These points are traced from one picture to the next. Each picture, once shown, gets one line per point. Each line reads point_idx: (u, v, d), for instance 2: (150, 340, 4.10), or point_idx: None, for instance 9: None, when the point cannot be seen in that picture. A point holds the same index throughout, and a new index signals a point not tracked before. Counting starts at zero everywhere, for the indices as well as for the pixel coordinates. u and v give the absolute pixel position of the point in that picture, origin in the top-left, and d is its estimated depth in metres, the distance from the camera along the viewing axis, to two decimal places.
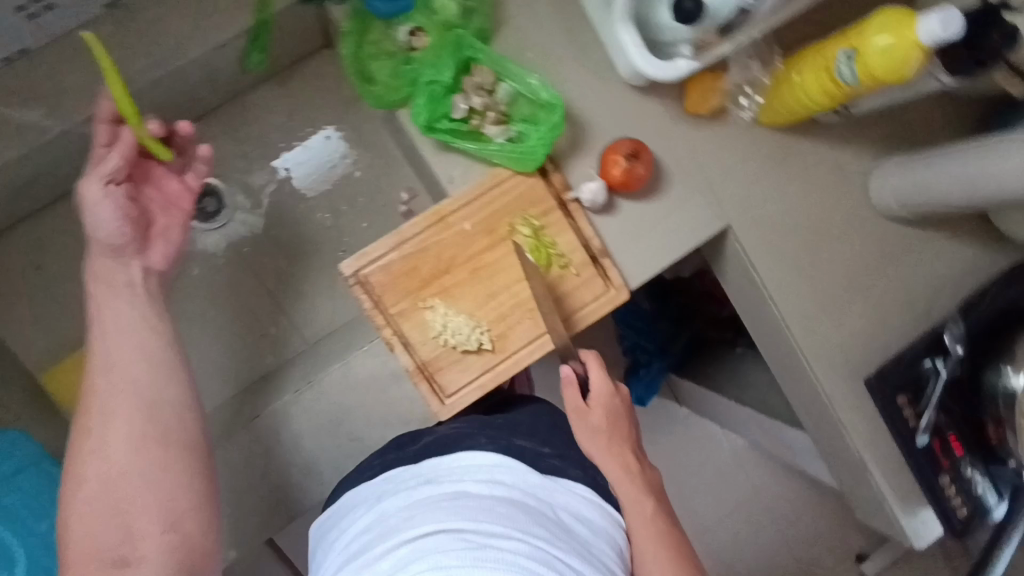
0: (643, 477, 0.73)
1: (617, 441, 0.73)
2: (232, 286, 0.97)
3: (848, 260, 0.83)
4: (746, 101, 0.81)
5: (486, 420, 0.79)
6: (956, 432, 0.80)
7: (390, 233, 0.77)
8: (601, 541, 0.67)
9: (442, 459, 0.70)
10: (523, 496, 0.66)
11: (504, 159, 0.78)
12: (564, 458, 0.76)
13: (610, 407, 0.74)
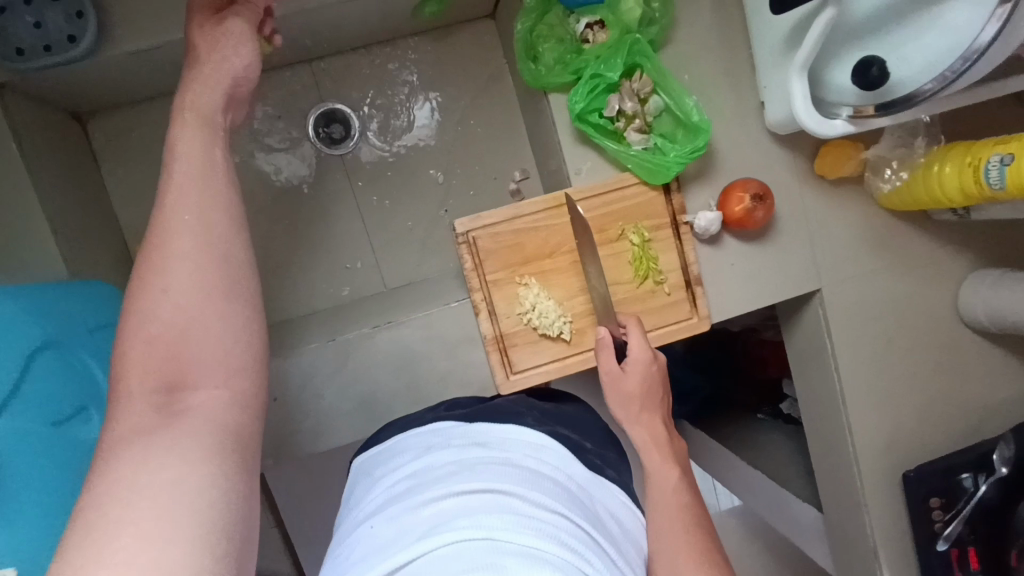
0: (671, 448, 0.74)
1: (650, 408, 0.76)
2: (332, 211, 0.97)
3: (919, 356, 0.93)
4: (890, 175, 0.84)
5: (537, 405, 0.80)
6: (977, 548, 0.91)
7: (508, 205, 0.80)
8: (631, 542, 0.63)
9: (491, 427, 0.70)
10: (565, 479, 0.65)
11: (638, 167, 0.80)
12: (605, 459, 0.75)
13: (646, 374, 0.76)
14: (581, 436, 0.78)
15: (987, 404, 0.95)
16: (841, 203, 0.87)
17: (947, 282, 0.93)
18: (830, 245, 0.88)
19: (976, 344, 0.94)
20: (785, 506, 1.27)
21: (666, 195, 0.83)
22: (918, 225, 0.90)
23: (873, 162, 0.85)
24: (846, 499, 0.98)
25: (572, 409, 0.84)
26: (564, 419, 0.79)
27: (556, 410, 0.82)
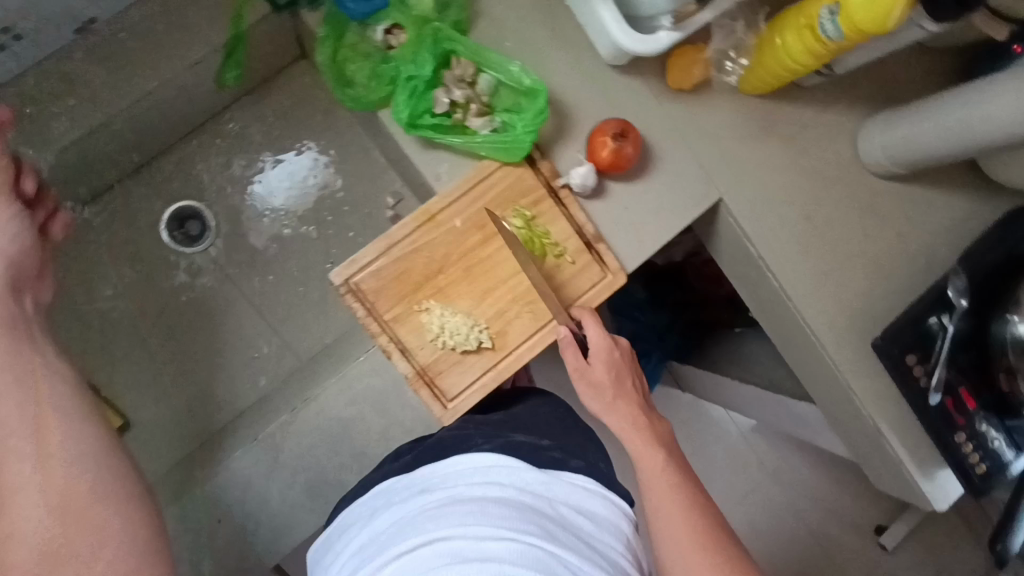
0: (654, 431, 0.74)
1: (624, 395, 0.75)
2: None
3: (844, 224, 0.91)
4: (731, 65, 0.84)
5: (482, 421, 0.76)
6: (966, 385, 0.89)
7: (379, 237, 0.75)
8: (606, 536, 0.63)
9: (434, 467, 0.66)
10: (520, 494, 0.62)
11: (492, 151, 0.75)
12: (565, 450, 0.72)
13: (610, 359, 0.74)
14: (536, 436, 0.74)
15: (927, 242, 0.93)
16: (706, 108, 0.85)
17: (841, 142, 0.90)
18: (712, 152, 0.86)
19: (894, 189, 0.92)
20: (785, 408, 1.25)
21: (532, 167, 0.79)
22: (791, 99, 0.88)
23: (714, 58, 0.83)
24: (828, 386, 0.96)
25: (522, 413, 0.81)
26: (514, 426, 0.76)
27: (504, 418, 0.78)
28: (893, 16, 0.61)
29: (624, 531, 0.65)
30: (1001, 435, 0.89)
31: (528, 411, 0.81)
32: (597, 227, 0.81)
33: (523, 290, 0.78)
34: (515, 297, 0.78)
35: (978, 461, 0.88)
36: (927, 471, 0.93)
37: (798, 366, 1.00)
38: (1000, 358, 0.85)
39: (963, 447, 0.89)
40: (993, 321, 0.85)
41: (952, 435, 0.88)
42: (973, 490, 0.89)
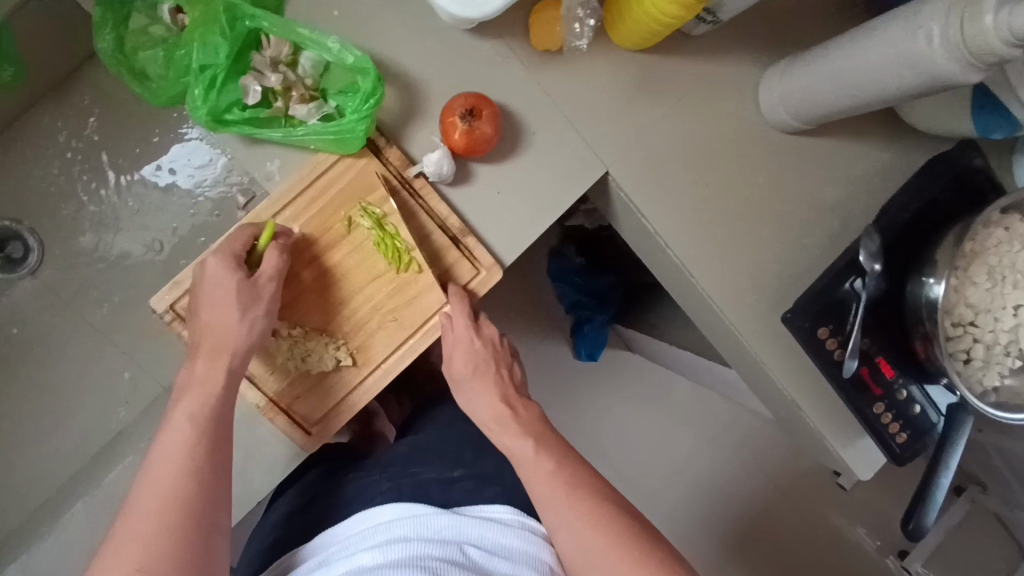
0: (519, 418, 0.67)
1: (487, 381, 0.71)
2: (67, 336, 0.82)
3: (751, 187, 0.82)
4: (580, 28, 0.70)
5: (387, 460, 0.68)
6: (884, 353, 0.83)
7: (204, 253, 0.66)
8: (526, 571, 0.55)
9: (330, 533, 0.57)
10: (425, 546, 0.53)
11: (321, 143, 0.65)
12: (481, 478, 0.65)
13: (468, 351, 0.70)
14: (446, 467, 0.66)
15: (840, 199, 0.85)
16: (583, 70, 0.75)
17: (741, 95, 0.80)
18: (594, 120, 0.76)
19: (803, 143, 0.83)
20: (718, 376, 1.19)
21: (379, 157, 0.69)
22: (678, 50, 0.78)
23: (565, 17, 0.69)
24: (746, 362, 0.89)
25: (432, 437, 0.73)
26: (415, 457, 0.68)
27: (408, 449, 0.70)
28: None
29: (548, 564, 0.57)
30: (920, 400, 0.84)
31: (436, 436, 0.73)
32: (463, 218, 0.72)
33: (383, 297, 0.69)
34: (375, 306, 0.69)
35: (899, 432, 0.83)
36: (848, 442, 0.88)
37: (717, 340, 0.93)
38: (916, 322, 0.79)
39: (884, 420, 0.83)
40: (909, 282, 0.79)
41: (871, 406, 0.83)
42: (896, 461, 0.84)
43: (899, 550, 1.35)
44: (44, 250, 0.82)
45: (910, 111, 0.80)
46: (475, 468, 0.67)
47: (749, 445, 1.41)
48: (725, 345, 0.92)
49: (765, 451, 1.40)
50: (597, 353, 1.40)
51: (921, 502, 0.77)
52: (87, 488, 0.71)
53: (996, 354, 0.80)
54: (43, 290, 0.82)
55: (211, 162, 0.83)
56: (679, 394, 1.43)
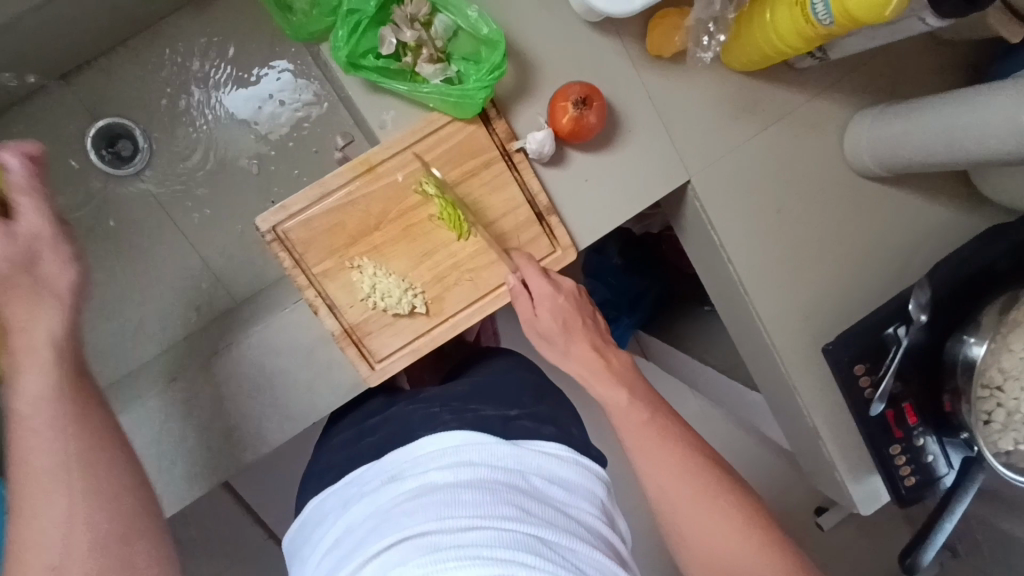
0: (611, 366, 0.72)
1: (576, 334, 0.72)
2: (152, 237, 0.87)
3: (819, 221, 0.86)
4: (708, 41, 0.74)
5: (449, 395, 0.73)
6: (910, 400, 0.87)
7: (313, 184, 0.70)
8: (579, 500, 0.62)
9: (402, 451, 0.63)
10: (492, 471, 0.59)
11: (441, 103, 0.69)
12: (538, 419, 0.69)
13: (555, 308, 0.71)
14: (504, 405, 0.71)
15: (898, 248, 0.89)
16: (689, 81, 0.79)
17: (828, 132, 0.84)
18: (689, 130, 0.80)
19: (876, 189, 0.87)
20: (736, 395, 1.24)
21: (487, 126, 0.73)
22: (778, 79, 0.81)
23: (692, 27, 0.73)
24: (776, 383, 0.94)
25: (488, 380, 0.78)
26: (474, 396, 0.73)
27: (466, 389, 0.75)
28: (890, 5, 0.56)
29: (598, 496, 0.64)
30: (936, 450, 0.89)
31: (491, 378, 0.79)
32: (550, 197, 0.76)
33: (465, 257, 0.74)
34: (456, 263, 0.74)
35: (908, 475, 0.88)
36: (856, 476, 0.93)
37: (752, 358, 0.97)
38: (948, 376, 0.83)
39: (897, 462, 0.87)
40: (950, 338, 0.83)
41: (888, 447, 0.87)
42: (899, 501, 0.88)
43: None
44: (152, 154, 0.86)
45: (983, 180, 0.84)
46: (532, 410, 0.72)
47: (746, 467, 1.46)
48: (758, 364, 0.96)
49: (761, 476, 1.45)
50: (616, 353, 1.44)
51: (947, 513, 0.81)
52: (159, 378, 0.76)
53: (1015, 421, 0.84)
54: (142, 190, 0.87)
55: (316, 103, 0.88)
56: (687, 407, 1.48)
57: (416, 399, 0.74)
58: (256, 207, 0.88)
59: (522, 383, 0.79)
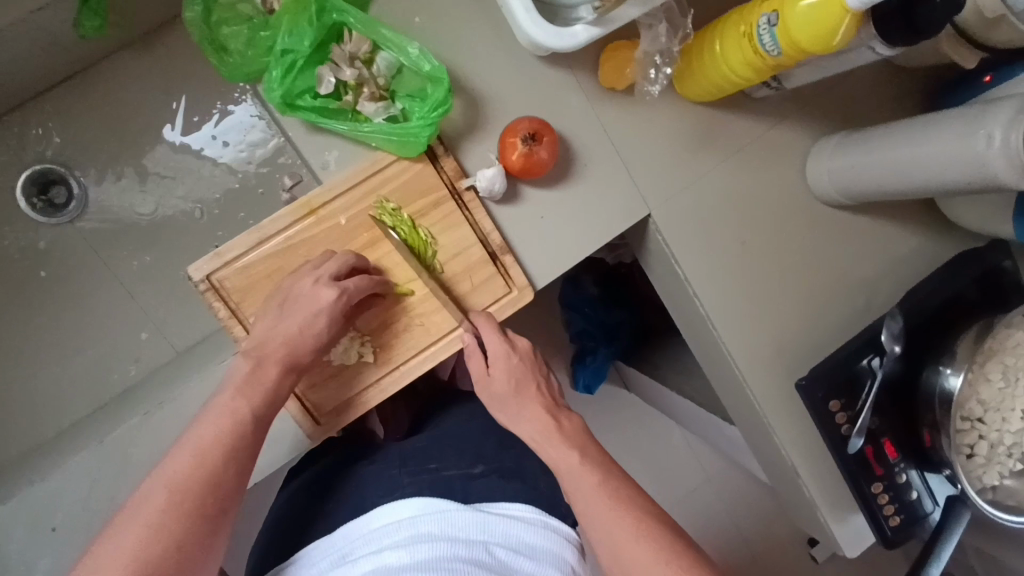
0: (564, 430, 0.64)
1: (527, 394, 0.66)
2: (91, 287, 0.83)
3: (785, 251, 0.84)
4: (656, 75, 0.71)
5: (405, 453, 0.69)
6: (890, 435, 0.84)
7: (251, 228, 0.67)
8: (549, 571, 0.57)
9: (356, 524, 0.58)
10: (451, 546, 0.54)
11: (384, 142, 0.66)
12: (502, 474, 0.66)
13: (508, 369, 0.66)
14: (466, 461, 0.68)
15: (868, 277, 0.86)
16: (645, 114, 0.77)
17: (788, 163, 0.83)
18: (647, 163, 0.78)
19: (842, 218, 0.85)
20: (714, 427, 1.20)
21: (436, 165, 0.70)
22: (735, 109, 0.80)
23: (641, 60, 0.71)
24: (751, 419, 0.90)
25: (455, 430, 0.75)
26: (435, 452, 0.69)
27: (428, 440, 0.73)
28: (838, 35, 0.54)
29: (567, 561, 0.59)
30: (919, 486, 0.85)
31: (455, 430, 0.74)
32: (504, 236, 0.73)
33: (414, 302, 0.70)
34: (405, 308, 0.70)
35: (893, 514, 0.84)
36: (841, 517, 0.89)
37: (726, 394, 0.94)
38: (926, 410, 0.80)
39: (881, 501, 0.83)
40: (925, 368, 0.80)
41: (870, 485, 0.83)
42: (885, 543, 0.84)
43: None
44: (88, 202, 0.83)
45: (948, 205, 0.82)
46: (495, 463, 0.68)
47: (731, 498, 1.41)
48: (733, 400, 0.93)
49: (745, 507, 1.41)
50: (595, 385, 1.38)
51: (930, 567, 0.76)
52: (87, 439, 0.70)
53: (998, 454, 0.81)
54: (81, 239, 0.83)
55: (263, 142, 0.85)
56: (669, 440, 1.43)
57: (374, 459, 0.70)
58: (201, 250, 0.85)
59: (491, 429, 0.75)
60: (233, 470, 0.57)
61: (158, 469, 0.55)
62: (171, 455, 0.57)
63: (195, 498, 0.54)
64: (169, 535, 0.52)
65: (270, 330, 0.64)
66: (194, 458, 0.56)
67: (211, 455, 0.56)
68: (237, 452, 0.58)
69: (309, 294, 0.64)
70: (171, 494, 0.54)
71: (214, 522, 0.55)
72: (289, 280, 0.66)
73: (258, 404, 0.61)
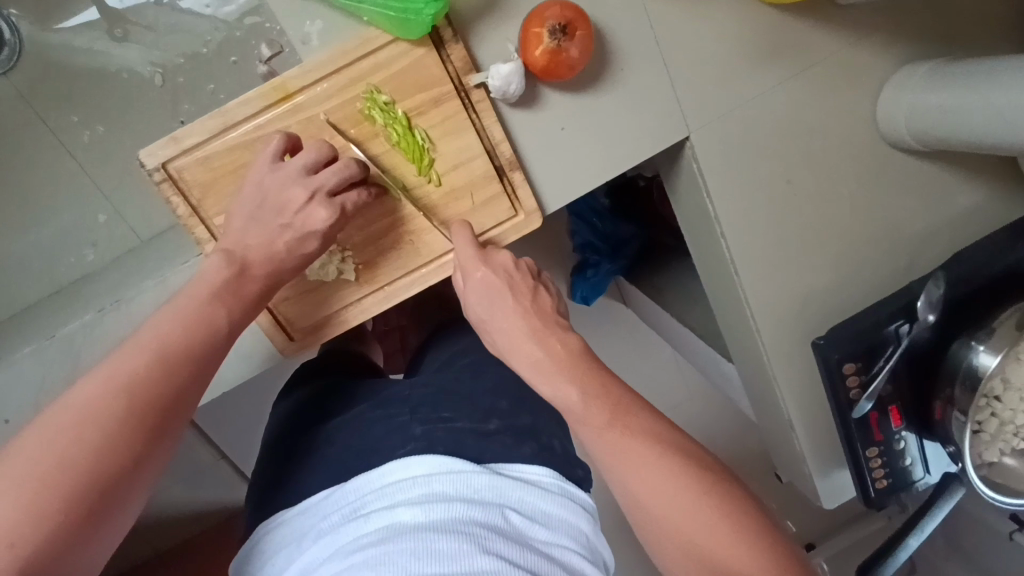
0: (552, 354, 0.56)
1: (509, 318, 0.58)
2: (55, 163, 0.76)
3: (834, 196, 0.73)
4: None
5: (413, 400, 0.67)
6: (898, 402, 0.79)
7: (213, 111, 0.56)
8: (566, 542, 0.55)
9: (366, 478, 0.56)
10: (468, 507, 0.52)
11: (380, 17, 0.53)
12: (518, 432, 0.64)
13: (486, 284, 0.59)
14: (479, 415, 0.66)
15: (919, 232, 0.77)
16: (702, 12, 0.63)
17: (859, 90, 0.70)
18: (696, 75, 0.65)
19: (904, 164, 0.74)
20: (711, 361, 1.15)
21: (441, 53, 0.57)
22: (810, 15, 0.66)
23: None
24: (756, 369, 0.85)
25: (461, 384, 0.72)
26: (446, 401, 0.67)
27: (436, 388, 0.70)
28: None
29: (582, 532, 0.57)
30: (915, 454, 0.83)
31: (464, 381, 0.72)
32: (516, 149, 0.63)
33: (402, 216, 0.62)
34: (393, 224, 0.62)
35: (881, 477, 0.81)
36: (825, 471, 0.88)
37: (733, 340, 0.88)
38: (945, 383, 0.74)
39: (872, 466, 0.81)
40: (956, 341, 0.73)
41: (867, 449, 0.80)
42: (866, 502, 0.83)
43: (807, 545, 1.41)
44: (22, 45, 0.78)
45: None
46: (510, 420, 0.67)
47: (712, 418, 1.42)
48: (740, 346, 0.87)
49: (727, 433, 1.41)
50: (591, 299, 1.32)
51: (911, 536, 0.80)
52: (38, 332, 0.64)
53: (1006, 432, 0.77)
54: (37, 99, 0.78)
55: None
56: (662, 363, 1.40)
57: (376, 404, 0.69)
58: (156, 128, 0.79)
59: (505, 385, 0.73)
60: (196, 384, 0.51)
61: (111, 363, 0.47)
62: (115, 353, 0.49)
63: (158, 407, 0.47)
64: (124, 446, 0.45)
65: (253, 245, 0.57)
66: (155, 362, 0.48)
67: (174, 363, 0.49)
68: (203, 366, 0.51)
69: (303, 211, 0.56)
70: (129, 399, 0.46)
71: (169, 440, 0.48)
72: (265, 175, 0.56)
73: (235, 314, 0.55)
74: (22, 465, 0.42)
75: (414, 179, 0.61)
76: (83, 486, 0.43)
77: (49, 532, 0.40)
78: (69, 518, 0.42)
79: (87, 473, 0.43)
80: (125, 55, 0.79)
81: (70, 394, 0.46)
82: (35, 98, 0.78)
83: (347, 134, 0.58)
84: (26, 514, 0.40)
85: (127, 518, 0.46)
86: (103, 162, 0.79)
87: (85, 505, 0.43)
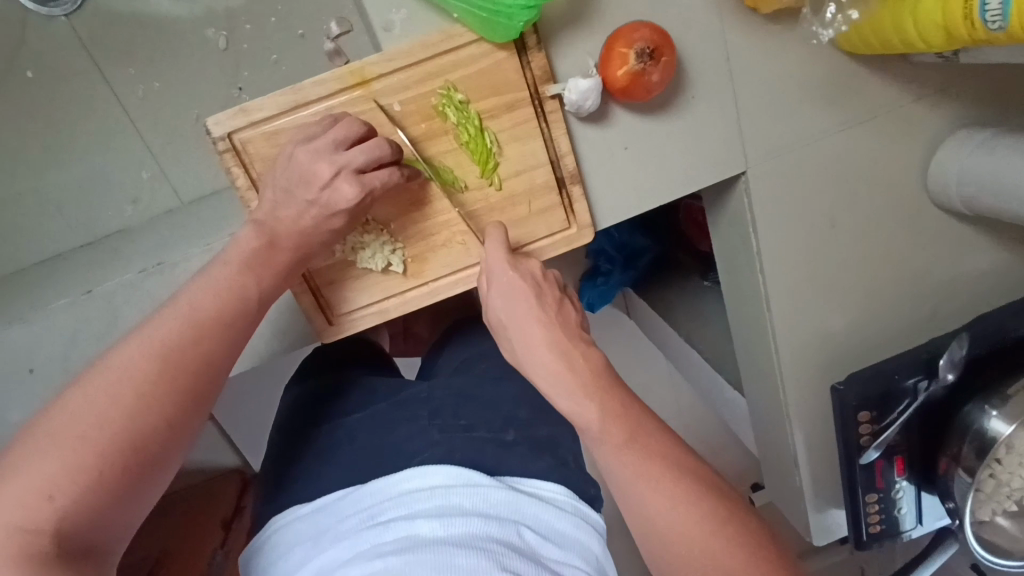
0: (577, 372, 0.54)
1: (535, 329, 0.56)
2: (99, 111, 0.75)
3: (873, 245, 0.75)
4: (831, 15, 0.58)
5: (435, 402, 0.67)
6: (904, 453, 0.81)
7: (287, 87, 0.55)
8: (579, 564, 0.54)
9: (386, 482, 0.56)
10: (485, 523, 0.52)
11: (471, 18, 0.53)
12: (534, 446, 0.64)
13: (513, 291, 0.57)
14: (498, 424, 0.66)
15: (946, 290, 0.78)
16: (780, 52, 0.63)
17: (915, 145, 0.70)
18: (763, 112, 0.65)
19: (945, 223, 0.75)
20: (714, 383, 1.17)
21: (522, 58, 0.57)
22: (882, 68, 0.66)
23: None
24: (769, 402, 0.87)
25: (484, 388, 0.71)
26: (466, 406, 0.67)
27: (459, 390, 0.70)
28: None
29: (594, 554, 0.56)
30: (910, 505, 0.85)
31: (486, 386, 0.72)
32: (578, 162, 0.62)
33: (457, 217, 0.61)
34: (448, 222, 0.62)
35: (876, 522, 0.84)
36: (820, 508, 0.90)
37: (745, 372, 0.90)
38: (954, 441, 0.76)
39: (869, 511, 0.83)
40: (970, 402, 0.74)
41: (867, 494, 0.82)
42: (857, 543, 0.86)
43: None
44: None
45: None
46: (528, 432, 0.66)
47: (699, 438, 1.43)
48: (752, 378, 0.89)
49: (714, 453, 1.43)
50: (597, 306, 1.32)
51: None
52: (72, 284, 0.63)
53: (1001, 494, 0.78)
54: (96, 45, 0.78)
55: None
56: (661, 378, 1.41)
57: (398, 402, 0.67)
58: (213, 90, 0.80)
59: (526, 393, 0.73)
60: (228, 352, 0.51)
61: (147, 328, 0.47)
62: (152, 318, 0.49)
63: (190, 373, 0.48)
64: (157, 410, 0.46)
65: (309, 231, 0.56)
66: (187, 328, 0.49)
67: (207, 329, 0.50)
68: (236, 332, 0.52)
69: (329, 187, 0.54)
70: (162, 362, 0.47)
71: (203, 403, 0.49)
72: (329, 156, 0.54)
73: (265, 284, 0.55)
74: (66, 426, 0.43)
75: (475, 181, 0.61)
76: (120, 448, 0.43)
77: (87, 488, 0.41)
78: (105, 474, 0.42)
79: (123, 433, 0.44)
80: (190, 12, 0.79)
81: (111, 357, 0.46)
82: (95, 43, 0.78)
83: (417, 129, 0.58)
84: (66, 470, 0.41)
85: (162, 479, 0.47)
86: (152, 118, 0.80)
87: (119, 463, 0.43)
